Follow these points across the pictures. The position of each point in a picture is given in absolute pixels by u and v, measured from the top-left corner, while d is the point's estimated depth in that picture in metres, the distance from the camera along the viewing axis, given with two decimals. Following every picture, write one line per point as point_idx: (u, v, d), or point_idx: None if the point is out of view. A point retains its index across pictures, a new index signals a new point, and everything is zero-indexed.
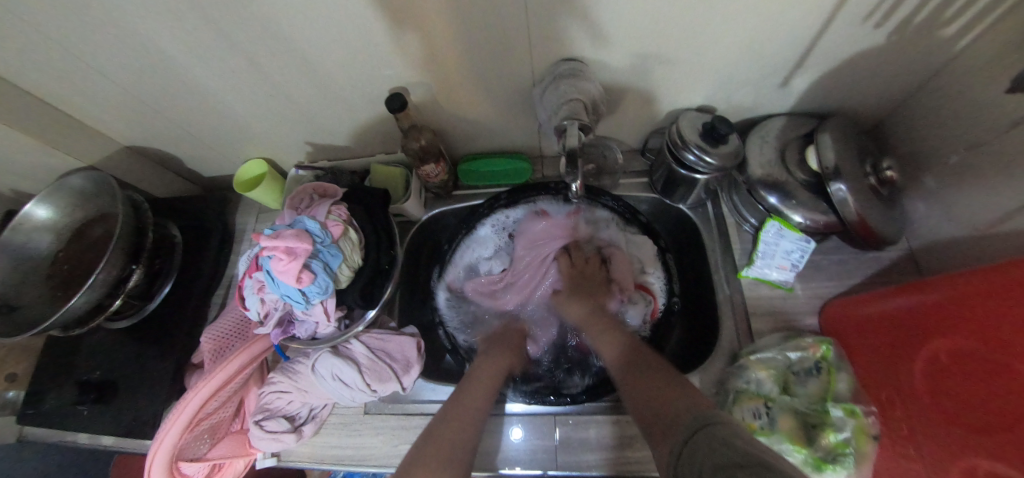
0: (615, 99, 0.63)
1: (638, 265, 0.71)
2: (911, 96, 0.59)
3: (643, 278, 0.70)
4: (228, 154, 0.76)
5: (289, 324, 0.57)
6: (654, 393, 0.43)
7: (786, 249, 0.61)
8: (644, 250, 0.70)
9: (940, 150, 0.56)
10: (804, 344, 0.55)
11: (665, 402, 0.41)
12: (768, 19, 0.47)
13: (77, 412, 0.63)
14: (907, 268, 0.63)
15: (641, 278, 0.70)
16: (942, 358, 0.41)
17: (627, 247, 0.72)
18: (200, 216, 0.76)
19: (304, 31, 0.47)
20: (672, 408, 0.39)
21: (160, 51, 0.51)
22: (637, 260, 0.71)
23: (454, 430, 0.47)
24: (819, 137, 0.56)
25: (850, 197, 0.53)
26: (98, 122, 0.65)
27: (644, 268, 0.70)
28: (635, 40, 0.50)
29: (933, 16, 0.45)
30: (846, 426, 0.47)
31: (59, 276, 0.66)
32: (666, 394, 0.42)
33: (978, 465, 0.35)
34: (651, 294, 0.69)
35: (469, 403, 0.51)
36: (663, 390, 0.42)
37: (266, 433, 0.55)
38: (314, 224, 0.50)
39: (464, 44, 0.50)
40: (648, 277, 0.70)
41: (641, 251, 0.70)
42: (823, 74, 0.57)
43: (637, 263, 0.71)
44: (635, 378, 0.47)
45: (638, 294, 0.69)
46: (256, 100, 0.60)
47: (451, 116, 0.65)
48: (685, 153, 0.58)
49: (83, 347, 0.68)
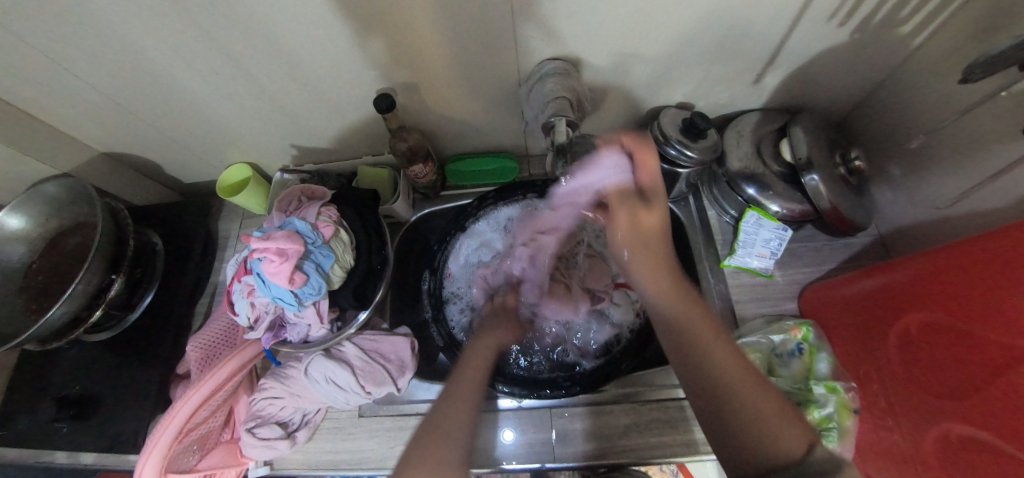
0: (599, 98, 0.64)
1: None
2: (874, 90, 0.63)
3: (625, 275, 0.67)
4: (210, 160, 0.74)
5: (280, 329, 0.56)
6: (751, 416, 0.30)
7: (765, 238, 0.64)
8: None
9: (902, 140, 0.59)
10: (787, 327, 0.58)
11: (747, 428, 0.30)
12: (742, 18, 0.49)
13: (56, 429, 0.60)
14: (877, 252, 0.66)
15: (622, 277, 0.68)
16: (912, 332, 0.44)
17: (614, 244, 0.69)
18: (181, 223, 0.74)
19: (293, 33, 0.47)
20: (777, 452, 0.27)
21: (141, 54, 0.50)
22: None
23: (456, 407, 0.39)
24: (791, 130, 0.59)
25: (822, 186, 0.56)
26: (72, 128, 0.63)
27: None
28: (616, 41, 0.52)
29: (890, 14, 0.49)
30: (829, 402, 0.51)
31: (33, 289, 0.64)
32: (773, 433, 0.29)
33: (951, 429, 0.38)
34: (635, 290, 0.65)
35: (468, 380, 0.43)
36: (768, 423, 0.29)
37: (258, 441, 0.54)
38: (305, 226, 0.50)
39: (452, 44, 0.51)
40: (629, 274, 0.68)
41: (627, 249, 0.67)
42: (793, 71, 0.60)
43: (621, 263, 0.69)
44: (718, 378, 0.33)
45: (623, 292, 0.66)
46: (240, 103, 0.60)
47: (438, 116, 0.66)
48: (667, 148, 0.60)
49: (58, 362, 0.65)
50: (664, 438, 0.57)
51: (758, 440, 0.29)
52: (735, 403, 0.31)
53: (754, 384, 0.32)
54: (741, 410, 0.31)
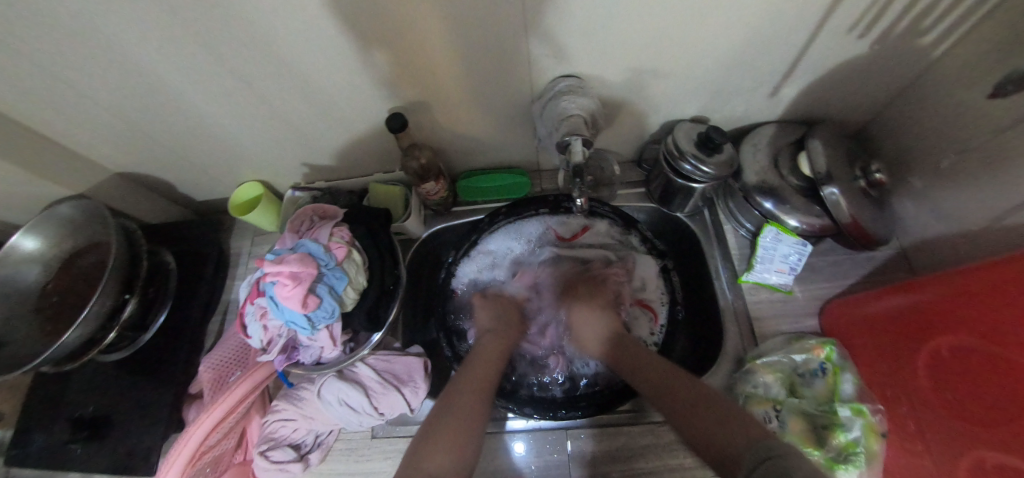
0: (612, 113, 0.64)
1: (640, 282, 0.69)
2: (892, 101, 0.61)
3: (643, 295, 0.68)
4: (222, 179, 0.75)
5: (293, 351, 0.55)
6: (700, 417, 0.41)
7: (783, 253, 0.62)
8: (647, 268, 0.69)
9: (924, 152, 0.58)
10: (808, 346, 0.56)
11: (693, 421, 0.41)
12: (758, 33, 0.48)
13: (70, 450, 0.60)
14: (900, 266, 0.64)
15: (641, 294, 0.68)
16: (944, 354, 0.43)
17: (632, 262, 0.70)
18: (194, 242, 0.74)
19: (304, 55, 0.47)
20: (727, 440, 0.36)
21: (156, 76, 0.50)
22: (638, 277, 0.69)
23: (461, 413, 0.45)
24: (809, 143, 0.57)
25: (842, 200, 0.54)
26: (88, 149, 0.63)
27: (646, 285, 0.68)
28: (631, 56, 0.51)
29: (911, 26, 0.48)
30: (854, 425, 0.49)
31: (48, 309, 0.64)
32: (714, 426, 0.39)
33: (984, 457, 0.36)
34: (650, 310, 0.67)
35: (472, 386, 0.49)
36: (704, 419, 0.40)
37: (271, 464, 0.54)
38: (318, 247, 0.50)
39: (464, 63, 0.51)
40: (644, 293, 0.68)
41: (644, 266, 0.69)
42: (810, 84, 0.59)
43: (638, 279, 0.69)
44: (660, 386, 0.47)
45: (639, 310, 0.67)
46: (253, 123, 0.60)
47: (449, 133, 0.66)
48: (682, 163, 0.59)
49: (72, 382, 0.65)
50: (684, 460, 0.56)
51: (715, 437, 0.38)
52: (691, 419, 0.41)
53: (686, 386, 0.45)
54: (690, 417, 0.41)
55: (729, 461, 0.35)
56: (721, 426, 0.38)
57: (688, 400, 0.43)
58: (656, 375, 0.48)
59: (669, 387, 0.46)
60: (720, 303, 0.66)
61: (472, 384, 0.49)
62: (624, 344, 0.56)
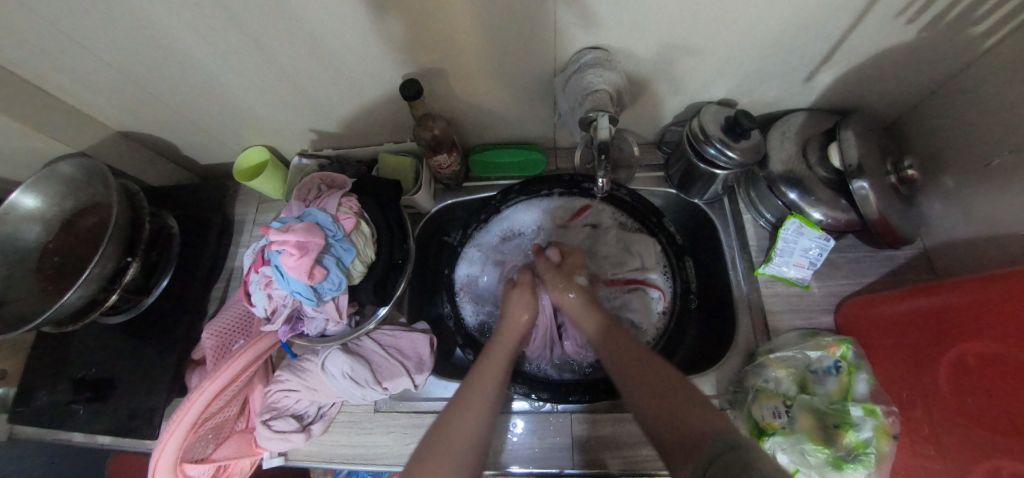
0: (636, 91, 0.61)
1: (640, 263, 0.69)
2: (931, 95, 0.58)
3: (643, 275, 0.69)
4: (226, 142, 0.72)
5: (297, 321, 0.54)
6: (654, 398, 0.40)
7: (804, 247, 0.60)
8: (646, 246, 0.69)
9: (961, 150, 0.55)
10: (823, 343, 0.54)
11: (660, 398, 0.39)
12: (801, 13, 0.45)
13: (73, 410, 0.60)
14: (922, 267, 0.63)
15: (638, 275, 0.69)
16: (967, 359, 0.41)
17: (633, 243, 0.70)
18: (197, 206, 0.72)
19: (312, 13, 0.44)
20: (689, 423, 0.35)
21: (155, 31, 0.47)
22: (637, 256, 0.70)
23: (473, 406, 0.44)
24: (842, 133, 0.55)
25: (872, 195, 0.52)
26: (86, 105, 0.61)
27: (646, 266, 0.69)
28: (662, 30, 0.48)
29: (967, 12, 0.44)
30: (866, 426, 0.47)
31: (50, 269, 0.63)
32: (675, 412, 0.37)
33: (1000, 466, 0.35)
34: (655, 290, 0.67)
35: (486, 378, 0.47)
36: (663, 403, 0.39)
37: (273, 433, 0.53)
38: (325, 217, 0.48)
39: (482, 30, 0.47)
40: (647, 274, 0.69)
41: (645, 248, 0.69)
42: (847, 70, 0.55)
43: (637, 258, 0.69)
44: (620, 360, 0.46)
45: (639, 291, 0.68)
46: (257, 84, 0.57)
47: (463, 104, 0.63)
48: (706, 147, 0.56)
49: (75, 343, 0.64)
50: None
51: (684, 427, 0.35)
52: (652, 400, 0.40)
53: (647, 362, 0.44)
54: (648, 394, 0.40)
55: (690, 445, 0.33)
56: (687, 409, 0.37)
57: (655, 381, 0.41)
58: (628, 352, 0.46)
59: (636, 368, 0.44)
60: (734, 292, 0.65)
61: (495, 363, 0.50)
62: (603, 327, 0.53)
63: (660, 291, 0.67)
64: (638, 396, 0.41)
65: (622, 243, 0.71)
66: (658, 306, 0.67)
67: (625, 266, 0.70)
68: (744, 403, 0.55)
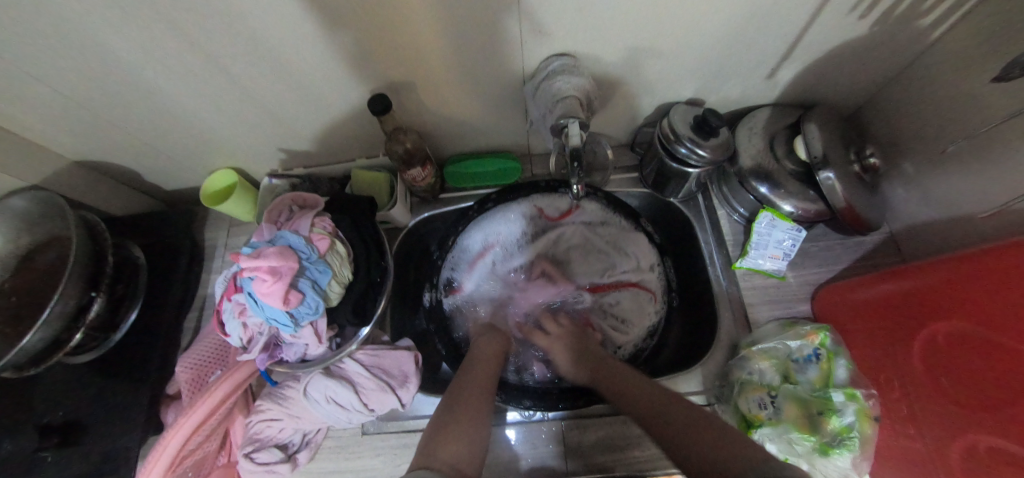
0: (606, 95, 0.61)
1: (633, 262, 0.70)
2: (886, 85, 0.61)
3: (636, 276, 0.70)
4: (192, 165, 0.70)
5: (276, 348, 0.52)
6: (679, 435, 0.38)
7: (777, 239, 0.62)
8: (639, 244, 0.69)
9: (917, 137, 0.58)
10: (802, 332, 0.55)
11: (687, 440, 0.37)
12: (761, 12, 0.46)
13: (38, 458, 0.57)
14: (890, 251, 0.65)
15: (632, 275, 0.70)
16: (938, 339, 0.42)
17: (627, 242, 0.70)
18: (164, 234, 0.70)
19: (271, 32, 0.43)
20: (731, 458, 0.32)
21: (104, 56, 0.45)
22: (631, 256, 0.70)
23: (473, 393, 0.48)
24: (806, 126, 0.56)
25: (838, 185, 0.54)
26: (35, 135, 0.57)
27: (640, 265, 0.69)
28: (627, 35, 0.49)
29: (914, 6, 0.46)
30: (848, 410, 0.48)
31: (7, 311, 0.59)
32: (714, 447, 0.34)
33: (978, 442, 0.37)
34: (647, 291, 0.68)
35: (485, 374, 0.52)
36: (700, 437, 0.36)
37: (257, 466, 0.51)
38: (298, 240, 0.47)
39: (447, 41, 0.47)
40: (640, 274, 0.70)
41: (639, 246, 0.69)
42: (807, 66, 0.57)
43: (631, 257, 0.70)
44: (637, 409, 0.44)
45: (631, 291, 0.70)
46: (220, 105, 0.55)
47: (436, 116, 0.62)
48: (678, 147, 0.57)
49: (37, 387, 0.61)
50: None
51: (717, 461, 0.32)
52: (684, 443, 0.37)
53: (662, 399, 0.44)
54: (674, 436, 0.38)
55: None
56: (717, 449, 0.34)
57: (679, 422, 0.39)
58: (648, 397, 0.45)
59: (664, 417, 0.41)
60: (714, 287, 0.65)
61: (487, 360, 0.55)
62: (611, 372, 0.52)
63: (651, 292, 0.68)
64: (668, 439, 0.39)
65: (611, 242, 0.72)
66: (651, 307, 0.67)
67: (618, 266, 0.71)
68: (730, 396, 0.55)
